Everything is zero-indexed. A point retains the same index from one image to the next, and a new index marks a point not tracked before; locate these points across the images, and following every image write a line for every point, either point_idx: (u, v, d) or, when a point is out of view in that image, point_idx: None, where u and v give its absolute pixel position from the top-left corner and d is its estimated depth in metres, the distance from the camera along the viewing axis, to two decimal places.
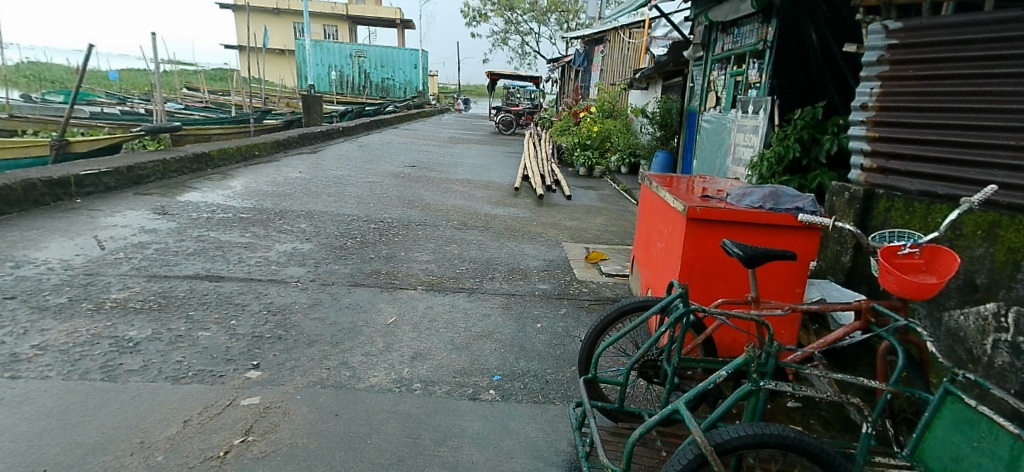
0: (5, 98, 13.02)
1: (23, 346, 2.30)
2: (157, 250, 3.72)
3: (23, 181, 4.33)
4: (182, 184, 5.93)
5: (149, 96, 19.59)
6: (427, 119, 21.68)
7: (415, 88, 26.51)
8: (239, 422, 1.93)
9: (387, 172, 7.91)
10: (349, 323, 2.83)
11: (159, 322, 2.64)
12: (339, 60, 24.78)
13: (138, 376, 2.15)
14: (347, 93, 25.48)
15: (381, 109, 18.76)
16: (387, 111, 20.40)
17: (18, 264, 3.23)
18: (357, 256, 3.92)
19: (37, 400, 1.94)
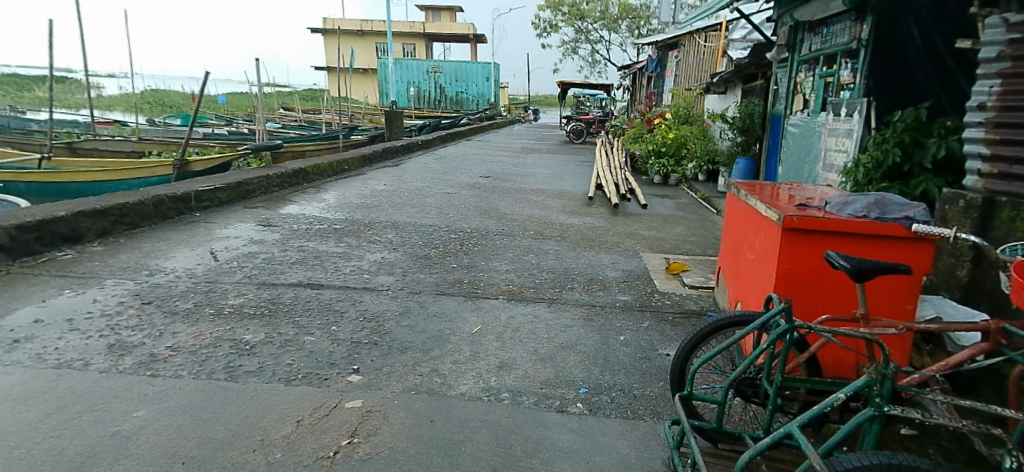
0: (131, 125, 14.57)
1: (161, 346, 2.54)
2: (265, 260, 4.00)
3: (154, 197, 4.79)
4: (281, 197, 6.34)
5: (251, 117, 21.19)
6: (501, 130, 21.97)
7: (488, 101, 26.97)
8: (345, 424, 2.04)
9: (465, 184, 8.09)
10: (437, 331, 2.92)
11: (270, 327, 2.84)
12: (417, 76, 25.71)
13: (255, 376, 2.33)
14: (424, 107, 26.34)
15: (457, 122, 19.23)
16: (463, 124, 20.87)
17: (152, 272, 3.58)
18: (441, 266, 4.04)
19: (174, 397, 2.13)
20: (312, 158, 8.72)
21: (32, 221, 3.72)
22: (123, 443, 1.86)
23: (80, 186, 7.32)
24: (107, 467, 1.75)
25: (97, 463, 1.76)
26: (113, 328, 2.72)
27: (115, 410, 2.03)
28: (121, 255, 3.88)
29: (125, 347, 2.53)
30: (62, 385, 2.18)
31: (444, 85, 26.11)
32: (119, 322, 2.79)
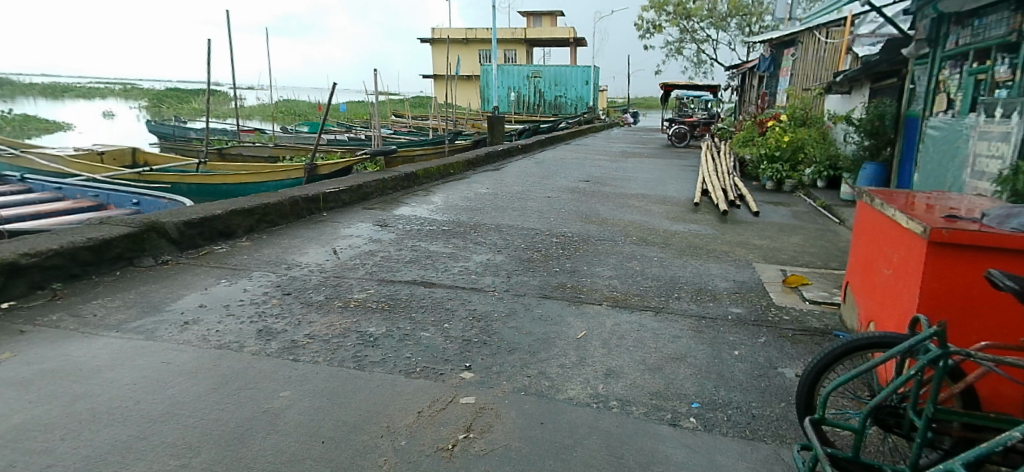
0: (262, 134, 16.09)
1: (299, 334, 2.79)
2: (383, 258, 4.25)
3: (290, 198, 5.25)
4: (395, 199, 6.70)
5: (367, 124, 22.58)
6: (601, 134, 21.72)
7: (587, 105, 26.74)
8: (461, 419, 2.12)
9: (565, 188, 8.09)
10: (543, 334, 2.94)
11: (390, 321, 3.02)
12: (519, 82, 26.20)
13: (380, 367, 2.49)
14: (524, 112, 26.74)
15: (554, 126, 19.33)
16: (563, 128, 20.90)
17: (290, 266, 3.92)
18: (544, 269, 4.07)
19: (313, 381, 2.33)
20: (420, 163, 9.11)
21: (196, 218, 4.22)
22: (273, 419, 2.05)
23: (229, 187, 8.17)
24: (261, 440, 1.94)
25: (252, 435, 1.96)
26: (260, 315, 3.02)
27: (265, 390, 2.25)
28: (263, 250, 4.28)
29: (270, 333, 2.80)
30: (222, 363, 2.45)
31: (544, 90, 26.39)
32: (265, 310, 3.10)
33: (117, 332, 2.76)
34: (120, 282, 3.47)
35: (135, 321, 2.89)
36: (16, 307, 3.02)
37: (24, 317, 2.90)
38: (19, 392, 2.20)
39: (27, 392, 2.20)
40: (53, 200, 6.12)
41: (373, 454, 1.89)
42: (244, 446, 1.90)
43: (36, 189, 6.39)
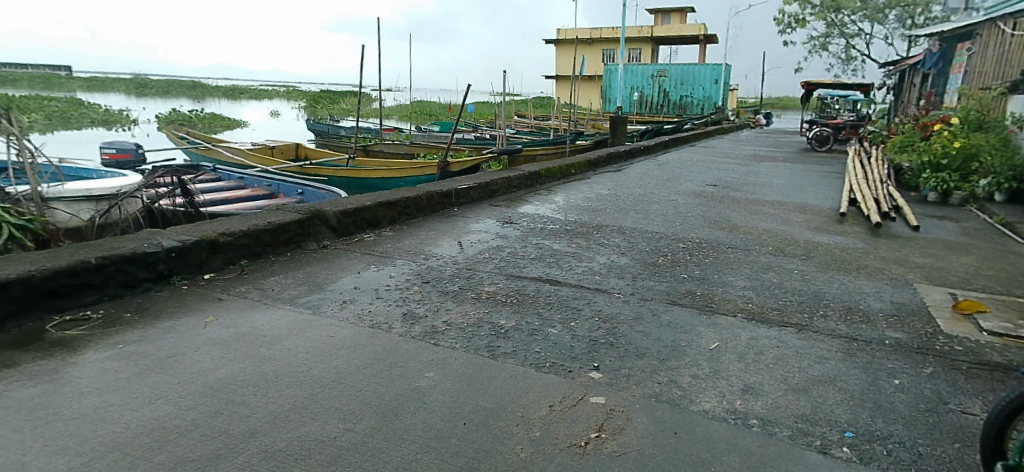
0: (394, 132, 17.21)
1: (438, 321, 2.97)
2: (510, 254, 4.35)
3: (426, 193, 5.54)
4: (519, 197, 6.83)
5: (492, 124, 23.22)
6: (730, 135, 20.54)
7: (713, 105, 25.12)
8: (592, 418, 2.13)
9: (692, 191, 7.76)
10: (673, 341, 2.84)
11: (519, 315, 3.10)
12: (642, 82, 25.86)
13: (511, 358, 2.56)
14: (646, 113, 26.16)
15: (680, 127, 18.72)
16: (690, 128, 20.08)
17: (427, 257, 4.15)
18: (671, 275, 3.94)
19: (455, 364, 2.47)
20: (543, 162, 9.20)
21: (349, 208, 4.61)
22: (421, 397, 2.21)
23: (373, 181, 8.80)
24: (412, 415, 2.10)
25: (403, 410, 2.13)
26: (405, 301, 3.25)
27: (411, 369, 2.42)
28: (404, 241, 4.57)
29: (414, 317, 3.02)
30: (377, 341, 2.68)
31: (667, 89, 25.60)
32: (407, 297, 3.32)
33: (290, 305, 3.12)
34: (290, 262, 3.89)
35: (303, 297, 3.25)
36: (214, 279, 3.51)
37: (217, 288, 3.36)
38: (221, 350, 2.57)
39: (225, 351, 2.56)
40: (235, 188, 7.00)
41: (509, 441, 1.97)
42: (397, 419, 2.08)
43: (223, 178, 7.35)
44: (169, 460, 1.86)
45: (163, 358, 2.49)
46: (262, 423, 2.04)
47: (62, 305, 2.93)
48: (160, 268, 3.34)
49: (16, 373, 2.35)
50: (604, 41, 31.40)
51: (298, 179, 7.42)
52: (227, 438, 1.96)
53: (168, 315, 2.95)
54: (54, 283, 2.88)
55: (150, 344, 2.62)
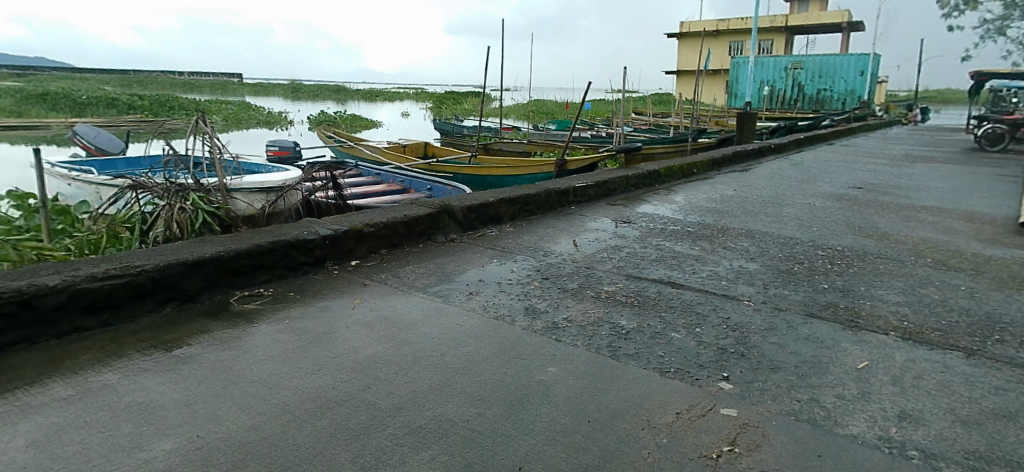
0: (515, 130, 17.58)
1: (559, 317, 3.04)
2: (629, 254, 4.27)
3: (545, 190, 5.59)
4: (638, 197, 6.69)
5: (611, 121, 22.98)
6: (875, 133, 18.63)
7: (858, 99, 22.82)
8: (723, 430, 2.04)
9: (832, 194, 7.15)
10: (812, 356, 2.64)
11: (641, 316, 3.04)
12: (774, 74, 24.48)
13: (634, 360, 2.55)
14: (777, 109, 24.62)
15: (817, 124, 17.36)
16: (828, 125, 18.50)
17: (547, 253, 4.19)
18: (808, 284, 3.66)
19: (576, 361, 2.55)
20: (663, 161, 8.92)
21: (475, 204, 4.78)
22: (544, 390, 2.32)
23: (492, 178, 9.04)
24: (537, 405, 2.22)
25: (529, 401, 2.24)
26: (527, 296, 3.34)
27: (535, 362, 2.55)
28: (524, 237, 4.65)
29: (535, 312, 3.12)
30: (502, 333, 2.86)
31: (802, 83, 23.79)
32: (529, 292, 3.41)
33: (423, 294, 3.39)
34: (423, 253, 4.14)
35: (435, 286, 3.50)
36: (358, 266, 3.84)
37: (362, 275, 3.69)
38: (367, 330, 2.90)
39: (370, 332, 2.88)
40: (373, 183, 7.53)
41: (636, 444, 1.96)
42: (523, 409, 2.19)
43: (364, 174, 7.92)
44: (327, 426, 2.11)
45: (320, 334, 2.86)
46: (403, 400, 2.27)
47: (241, 283, 3.36)
48: (316, 254, 3.70)
49: (210, 338, 2.80)
50: (734, 33, 29.79)
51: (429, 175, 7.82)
52: (375, 413, 2.19)
53: (323, 296, 3.33)
54: (235, 263, 3.31)
55: (309, 322, 3.00)
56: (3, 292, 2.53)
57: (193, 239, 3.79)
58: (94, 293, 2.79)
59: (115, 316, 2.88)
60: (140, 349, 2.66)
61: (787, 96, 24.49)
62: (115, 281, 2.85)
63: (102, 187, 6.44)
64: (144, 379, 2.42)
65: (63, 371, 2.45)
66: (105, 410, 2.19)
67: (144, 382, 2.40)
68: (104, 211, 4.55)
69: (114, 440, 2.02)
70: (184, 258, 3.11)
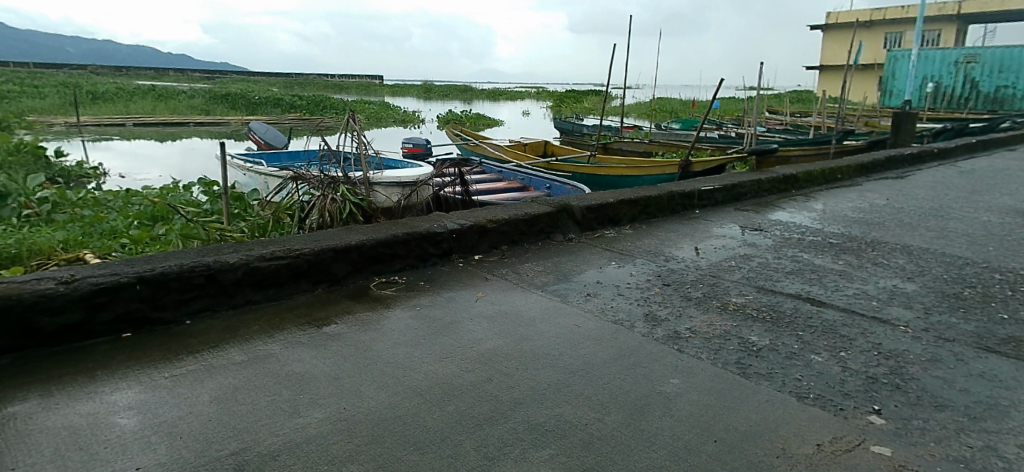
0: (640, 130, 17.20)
1: (682, 326, 2.91)
2: (761, 264, 4.00)
3: (669, 193, 5.39)
4: (772, 203, 6.25)
5: (742, 120, 21.80)
6: None
7: None
8: (874, 469, 1.84)
9: (1012, 208, 6.20)
10: (988, 396, 2.29)
11: (774, 333, 2.83)
12: (940, 69, 21.92)
13: (767, 381, 2.38)
14: (942, 109, 22.04)
15: (993, 126, 15.26)
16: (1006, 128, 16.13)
17: (668, 259, 4.03)
18: (980, 312, 3.19)
19: (700, 375, 2.43)
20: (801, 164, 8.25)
21: (595, 204, 4.71)
22: (667, 402, 2.23)
23: (612, 179, 8.90)
24: (658, 416, 2.14)
25: (650, 412, 2.16)
26: (648, 302, 3.24)
27: (657, 373, 2.45)
28: (644, 239, 4.53)
29: (656, 319, 3.01)
30: (620, 338, 2.80)
31: (977, 79, 21.05)
32: (650, 297, 3.30)
33: (543, 291, 3.40)
34: (543, 251, 4.16)
35: (555, 285, 3.50)
36: (482, 260, 3.94)
37: (485, 269, 3.77)
38: (490, 324, 2.96)
39: (492, 325, 2.94)
40: (495, 181, 7.71)
41: None
42: (645, 420, 2.12)
43: (487, 171, 8.13)
44: (454, 413, 2.18)
45: (447, 323, 2.96)
46: (524, 395, 2.30)
47: (380, 270, 3.59)
48: (444, 246, 3.85)
49: (353, 319, 3.01)
50: (892, 25, 26.98)
51: (548, 174, 7.84)
52: (497, 407, 2.22)
53: (449, 287, 3.46)
54: (375, 251, 3.53)
55: (439, 312, 3.11)
56: (195, 266, 2.91)
57: (340, 227, 4.09)
58: (263, 271, 3.11)
59: (277, 292, 3.19)
60: (297, 325, 2.93)
61: (954, 93, 21.79)
62: (279, 262, 3.15)
63: (268, 178, 7.15)
64: (298, 352, 2.65)
65: (237, 338, 2.76)
66: (268, 376, 2.43)
67: (300, 354, 2.63)
68: (270, 199, 5.07)
69: (275, 404, 2.24)
70: (334, 244, 3.37)
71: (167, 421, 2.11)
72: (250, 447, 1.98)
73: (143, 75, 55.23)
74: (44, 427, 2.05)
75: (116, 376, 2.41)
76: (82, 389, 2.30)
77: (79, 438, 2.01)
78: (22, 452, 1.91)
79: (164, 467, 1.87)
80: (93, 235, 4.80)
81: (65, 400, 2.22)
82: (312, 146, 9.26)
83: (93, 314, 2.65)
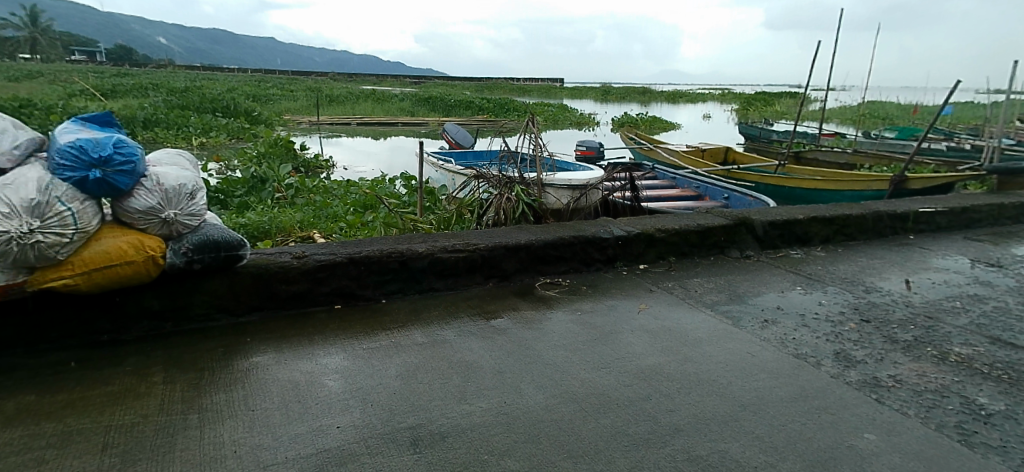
0: (846, 139, 15.27)
1: (882, 373, 2.43)
2: (997, 309, 3.23)
3: (875, 212, 4.62)
4: (1017, 234, 5.07)
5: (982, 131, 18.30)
6: None
7: None
8: None
9: None
10: None
11: (1012, 398, 2.24)
12: None
13: (999, 456, 1.87)
14: None
15: None
16: None
17: (869, 290, 3.44)
18: None
19: (905, 435, 1.99)
20: None
21: (781, 220, 4.19)
22: (858, 461, 1.86)
23: (802, 192, 8.00)
24: None
25: (836, 468, 1.82)
26: (839, 338, 2.77)
27: (848, 423, 2.07)
28: (839, 265, 3.93)
29: (849, 360, 2.55)
30: (801, 375, 2.42)
31: None
32: (843, 333, 2.83)
33: (712, 311, 3.09)
34: (718, 267, 3.81)
35: (726, 306, 3.16)
36: (648, 270, 3.73)
37: (651, 280, 3.56)
38: (653, 338, 2.75)
39: (655, 340, 2.73)
40: (668, 187, 7.33)
41: None
42: None
43: (659, 177, 7.76)
44: (609, 427, 2.04)
45: (608, 332, 2.82)
46: (684, 421, 2.08)
47: (546, 270, 3.55)
48: (610, 253, 3.70)
49: (518, 316, 3.01)
50: None
51: (730, 183, 7.25)
52: (656, 428, 2.04)
53: (613, 295, 3.31)
54: (543, 252, 3.50)
55: (600, 319, 2.98)
56: (392, 252, 3.11)
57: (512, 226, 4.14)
58: (444, 261, 3.23)
59: (455, 282, 3.30)
60: (469, 314, 3.01)
61: None
62: (458, 255, 3.26)
63: (455, 175, 7.59)
64: (468, 341, 2.70)
65: (418, 321, 2.91)
66: (442, 360, 2.51)
67: (470, 344, 2.68)
68: (455, 195, 5.35)
69: (446, 387, 2.30)
70: (505, 241, 3.39)
71: (362, 388, 2.29)
72: (425, 424, 2.06)
73: (362, 80, 62.75)
74: (274, 378, 2.34)
75: (328, 342, 2.67)
76: (304, 349, 2.59)
77: (296, 392, 2.25)
78: (260, 397, 2.21)
79: (358, 429, 2.03)
80: (320, 218, 5.51)
81: (291, 357, 2.51)
82: (494, 146, 9.64)
83: (315, 286, 2.96)
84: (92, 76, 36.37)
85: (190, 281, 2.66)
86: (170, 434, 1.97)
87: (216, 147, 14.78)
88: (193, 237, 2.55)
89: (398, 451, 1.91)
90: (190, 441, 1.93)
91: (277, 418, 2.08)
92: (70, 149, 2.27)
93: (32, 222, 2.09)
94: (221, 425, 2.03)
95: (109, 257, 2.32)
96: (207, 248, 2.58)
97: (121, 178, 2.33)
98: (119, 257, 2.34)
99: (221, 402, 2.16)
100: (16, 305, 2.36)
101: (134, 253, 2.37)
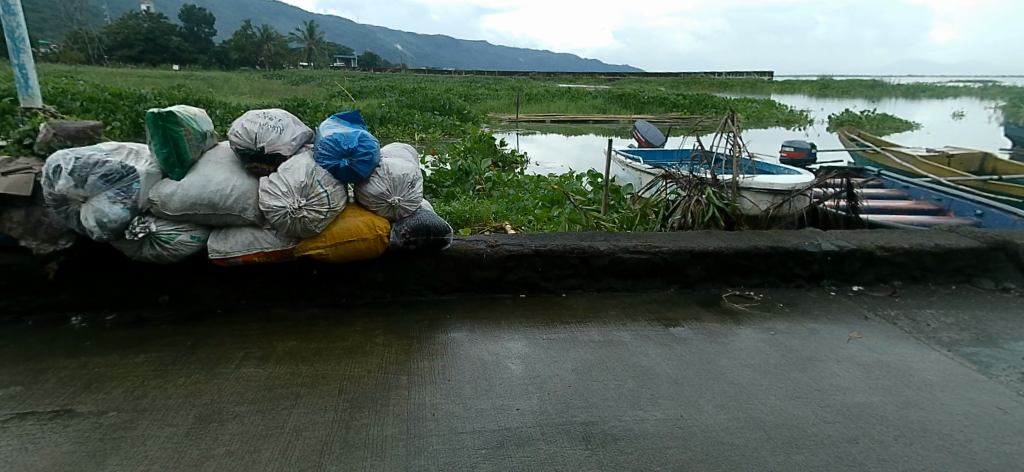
0: None
1: None
2: None
3: None
4: None
5: None
6: None
7: None
8: None
9: None
10: None
11: None
12: None
13: None
14: None
15: None
16: None
17: None
18: None
19: None
20: None
21: None
22: None
23: None
24: None
25: None
26: None
27: None
28: None
29: None
30: None
31: None
32: None
33: (949, 351, 2.52)
34: (960, 299, 3.11)
35: (970, 346, 2.56)
36: (863, 294, 3.18)
37: (867, 305, 3.03)
38: (865, 373, 2.33)
39: (868, 375, 2.30)
40: (898, 198, 6.27)
41: None
42: None
43: (887, 185, 6.69)
44: (799, 466, 1.75)
45: (808, 357, 2.45)
46: None
47: (736, 281, 3.22)
48: (815, 269, 3.23)
49: (700, 326, 2.76)
50: None
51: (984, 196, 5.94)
52: None
53: (816, 317, 2.87)
54: (735, 261, 3.17)
55: (800, 342, 2.60)
56: (573, 248, 3.05)
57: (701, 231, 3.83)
58: (626, 262, 3.09)
59: (635, 284, 3.15)
60: (647, 319, 2.84)
61: None
62: (641, 256, 3.09)
63: (643, 175, 7.33)
64: (645, 346, 2.54)
65: (596, 319, 2.81)
66: (616, 362, 2.39)
67: (647, 349, 2.51)
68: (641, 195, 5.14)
69: (621, 390, 2.17)
70: (692, 247, 3.14)
71: (541, 376, 2.26)
72: (597, 423, 1.96)
73: (562, 79, 64.37)
74: (468, 354, 2.43)
75: (512, 328, 2.70)
76: (492, 331, 2.66)
77: (486, 369, 2.31)
78: (455, 369, 2.30)
79: (535, 415, 2.01)
80: (512, 210, 5.70)
81: (481, 337, 2.59)
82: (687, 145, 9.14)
83: (504, 274, 3.02)
84: (341, 80, 42.46)
85: (406, 260, 2.88)
86: (386, 389, 2.14)
87: (432, 141, 16.29)
88: (411, 221, 2.79)
89: (570, 445, 1.85)
90: (400, 398, 2.08)
91: (469, 390, 2.15)
92: (329, 140, 2.56)
93: (302, 201, 2.43)
94: (424, 389, 2.15)
95: (350, 233, 2.62)
96: (422, 231, 2.80)
97: (363, 167, 2.57)
98: (356, 234, 2.63)
99: (427, 368, 2.29)
100: (285, 267, 2.76)
101: (368, 230, 2.65)
